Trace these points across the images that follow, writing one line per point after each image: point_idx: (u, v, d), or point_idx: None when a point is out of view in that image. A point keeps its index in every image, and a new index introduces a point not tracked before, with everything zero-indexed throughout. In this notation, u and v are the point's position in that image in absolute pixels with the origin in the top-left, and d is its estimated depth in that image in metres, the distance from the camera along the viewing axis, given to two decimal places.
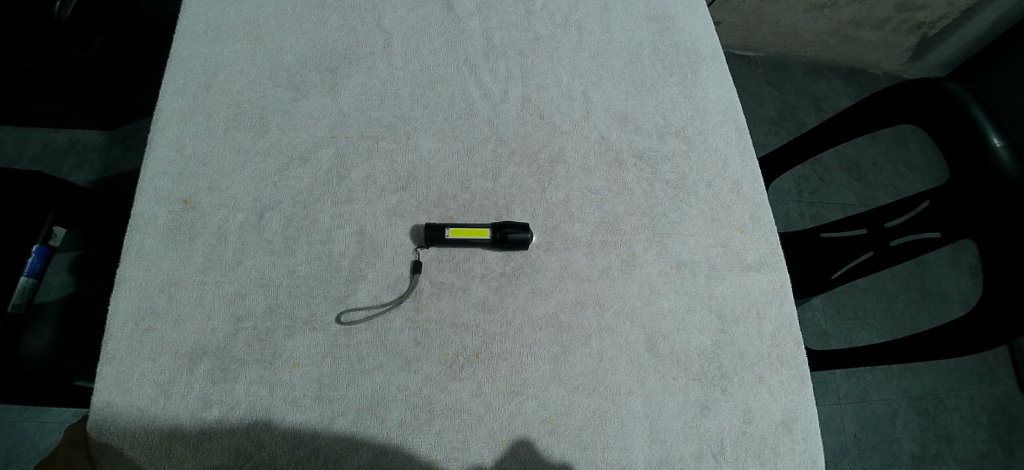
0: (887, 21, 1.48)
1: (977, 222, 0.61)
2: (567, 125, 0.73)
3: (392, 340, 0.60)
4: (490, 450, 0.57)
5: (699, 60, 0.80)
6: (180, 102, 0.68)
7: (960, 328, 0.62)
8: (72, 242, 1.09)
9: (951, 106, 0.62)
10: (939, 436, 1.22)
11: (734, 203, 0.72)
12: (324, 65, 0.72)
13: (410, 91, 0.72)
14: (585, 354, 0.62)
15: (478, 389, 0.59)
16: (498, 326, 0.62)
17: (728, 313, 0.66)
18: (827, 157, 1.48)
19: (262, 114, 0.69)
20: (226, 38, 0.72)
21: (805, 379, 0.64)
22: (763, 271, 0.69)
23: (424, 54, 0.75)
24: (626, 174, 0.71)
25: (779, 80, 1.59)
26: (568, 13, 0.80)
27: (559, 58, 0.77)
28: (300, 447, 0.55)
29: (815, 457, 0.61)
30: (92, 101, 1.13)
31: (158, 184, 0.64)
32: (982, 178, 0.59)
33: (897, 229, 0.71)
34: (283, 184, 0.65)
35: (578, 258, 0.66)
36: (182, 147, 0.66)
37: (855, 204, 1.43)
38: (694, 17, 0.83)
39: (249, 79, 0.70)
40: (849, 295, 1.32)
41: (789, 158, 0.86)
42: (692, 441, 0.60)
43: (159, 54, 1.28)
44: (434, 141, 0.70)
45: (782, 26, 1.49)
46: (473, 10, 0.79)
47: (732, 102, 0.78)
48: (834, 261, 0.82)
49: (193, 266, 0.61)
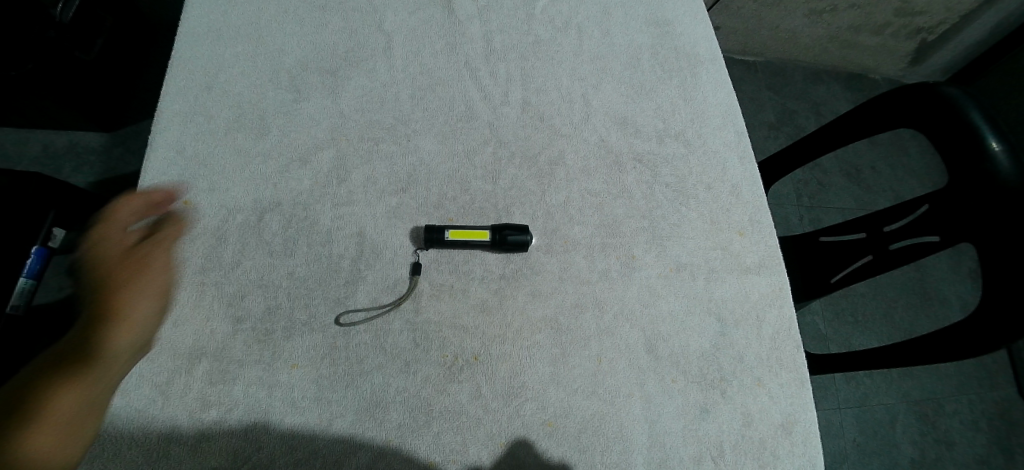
0: (887, 26, 1.49)
1: (976, 226, 0.61)
2: (567, 128, 0.73)
3: (392, 341, 0.60)
4: (488, 452, 0.57)
5: (699, 64, 0.80)
6: (182, 103, 0.68)
7: (960, 333, 0.62)
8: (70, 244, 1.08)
9: (949, 111, 0.63)
10: (939, 441, 1.22)
11: (733, 207, 0.72)
12: (325, 67, 0.73)
13: (411, 93, 0.72)
14: (585, 356, 0.62)
15: (477, 391, 0.59)
16: (497, 328, 0.62)
17: (728, 316, 0.66)
18: (826, 161, 1.48)
19: (263, 116, 0.69)
20: (228, 40, 0.73)
21: (804, 383, 0.64)
22: (762, 274, 0.69)
23: (424, 57, 0.75)
24: (625, 177, 0.72)
25: (778, 84, 1.60)
26: (569, 17, 0.81)
27: (558, 62, 0.77)
28: (299, 448, 0.55)
29: (814, 460, 0.61)
30: (94, 103, 1.13)
31: (160, 184, 0.64)
32: (981, 182, 0.59)
33: (896, 232, 0.71)
34: (283, 186, 0.66)
35: (577, 261, 0.66)
36: (183, 148, 0.66)
37: (855, 208, 1.44)
38: (693, 22, 0.83)
39: (251, 81, 0.71)
40: (848, 299, 1.32)
41: (787, 162, 0.86)
42: (691, 444, 0.60)
43: (160, 57, 1.29)
44: (435, 143, 0.70)
45: (782, 31, 1.49)
46: (474, 14, 0.79)
47: (731, 106, 0.78)
48: (833, 265, 0.82)
49: (192, 268, 0.61)
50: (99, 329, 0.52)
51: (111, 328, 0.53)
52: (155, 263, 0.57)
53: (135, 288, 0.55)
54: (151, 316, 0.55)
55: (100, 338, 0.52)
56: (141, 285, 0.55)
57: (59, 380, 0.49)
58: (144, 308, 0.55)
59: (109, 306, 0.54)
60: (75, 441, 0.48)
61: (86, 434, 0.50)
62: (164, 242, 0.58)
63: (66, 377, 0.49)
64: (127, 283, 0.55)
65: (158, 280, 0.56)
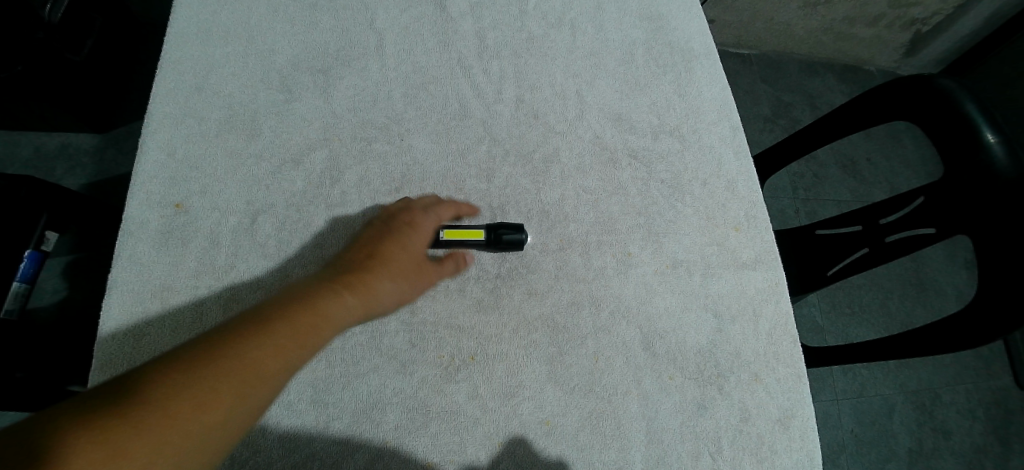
0: (882, 17, 1.49)
1: (973, 218, 0.61)
2: (561, 125, 0.73)
3: (388, 342, 0.60)
4: (486, 452, 0.57)
5: (693, 59, 0.80)
6: (172, 105, 0.68)
7: (957, 325, 0.62)
8: (65, 246, 1.03)
9: (944, 103, 0.62)
10: (936, 431, 1.23)
11: (728, 202, 0.72)
12: (317, 67, 0.72)
13: (404, 92, 0.72)
14: (582, 354, 0.62)
15: (474, 391, 0.59)
16: (493, 327, 0.62)
17: (724, 312, 0.66)
18: (822, 154, 1.48)
19: (254, 116, 0.68)
20: (217, 40, 0.72)
21: (801, 377, 0.64)
22: (759, 269, 0.69)
23: (417, 55, 0.74)
24: (620, 173, 0.71)
25: (773, 77, 1.59)
26: (562, 12, 0.80)
27: (552, 58, 0.77)
28: (296, 451, 0.55)
29: (812, 455, 0.61)
30: (84, 104, 1.12)
31: (151, 188, 0.64)
32: (978, 174, 0.59)
33: (892, 224, 0.71)
34: (276, 187, 0.65)
35: (573, 259, 0.66)
36: (174, 151, 0.66)
37: (850, 200, 1.44)
38: (687, 16, 0.83)
39: (242, 82, 0.70)
40: (845, 291, 1.32)
41: (783, 155, 0.86)
42: (689, 441, 0.60)
43: (150, 56, 1.27)
44: (428, 142, 0.69)
45: (776, 24, 1.49)
46: (466, 10, 0.78)
47: (726, 101, 0.77)
48: (829, 258, 0.82)
49: (186, 271, 0.60)
50: (338, 314, 0.51)
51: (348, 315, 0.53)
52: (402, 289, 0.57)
53: (386, 285, 0.55)
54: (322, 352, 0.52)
55: (332, 324, 0.51)
56: (391, 287, 0.56)
57: (282, 349, 0.46)
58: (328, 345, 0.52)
59: (361, 290, 0.54)
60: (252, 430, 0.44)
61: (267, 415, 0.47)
62: (435, 262, 0.60)
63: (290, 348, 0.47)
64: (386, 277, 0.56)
65: (403, 290, 0.57)
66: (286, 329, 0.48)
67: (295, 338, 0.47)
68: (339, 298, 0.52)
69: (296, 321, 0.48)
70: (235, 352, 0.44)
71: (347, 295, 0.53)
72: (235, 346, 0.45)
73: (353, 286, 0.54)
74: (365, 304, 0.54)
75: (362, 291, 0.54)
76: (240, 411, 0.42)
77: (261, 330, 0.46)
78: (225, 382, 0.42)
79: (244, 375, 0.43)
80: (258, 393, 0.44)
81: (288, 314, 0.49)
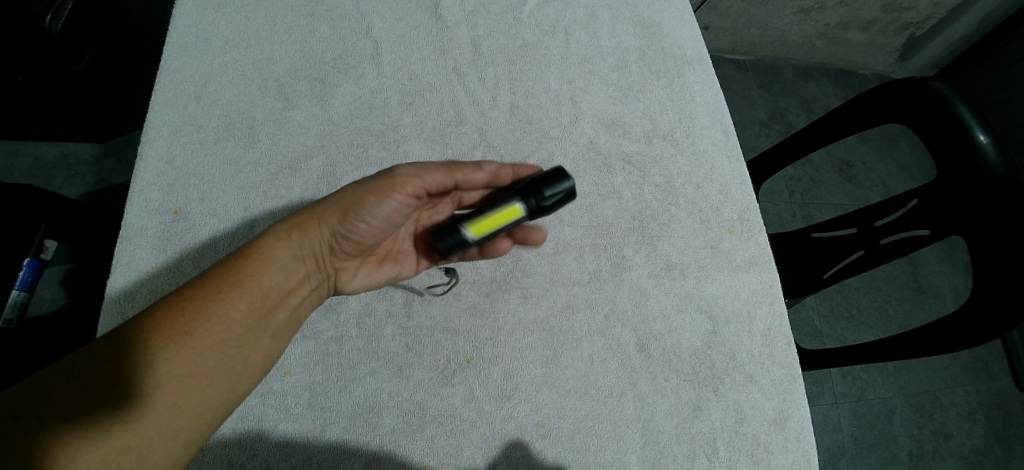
0: (875, 23, 1.50)
1: (967, 219, 0.62)
2: (556, 131, 0.74)
3: (384, 347, 0.60)
4: (482, 455, 0.57)
5: (686, 64, 0.81)
6: (171, 113, 0.69)
7: (953, 325, 0.63)
8: (64, 255, 1.04)
9: (933, 105, 0.64)
10: (936, 434, 1.23)
11: (722, 205, 0.73)
12: (314, 75, 0.73)
13: (399, 99, 0.73)
14: (576, 357, 0.62)
15: (470, 394, 0.59)
16: (488, 331, 0.62)
17: (718, 314, 0.67)
18: (817, 158, 1.49)
19: (252, 124, 0.69)
20: (216, 49, 0.73)
21: (796, 378, 0.65)
22: (753, 271, 0.69)
23: (413, 63, 0.75)
24: (614, 178, 0.72)
25: (768, 82, 1.61)
26: (556, 20, 0.81)
27: (547, 65, 0.78)
28: (293, 455, 0.55)
29: (808, 456, 0.61)
30: (84, 116, 1.13)
31: (149, 195, 0.64)
32: (970, 175, 0.60)
33: (887, 226, 0.72)
34: (273, 194, 0.66)
35: (568, 262, 0.67)
36: (172, 158, 0.66)
37: (846, 203, 1.45)
38: (680, 22, 0.84)
39: (239, 90, 0.71)
40: (842, 294, 1.33)
41: (777, 160, 0.86)
42: (684, 442, 0.60)
43: (148, 66, 1.27)
44: (423, 148, 0.70)
45: (771, 29, 1.50)
46: (461, 18, 0.79)
47: (719, 105, 0.79)
48: (824, 261, 0.82)
49: (182, 277, 0.61)
50: (274, 252, 0.52)
51: (288, 252, 0.53)
52: (341, 212, 0.53)
53: (327, 216, 0.54)
54: (279, 285, 0.52)
55: (270, 267, 0.52)
56: (349, 209, 0.53)
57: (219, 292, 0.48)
58: (280, 280, 0.52)
59: (297, 225, 0.54)
60: (218, 395, 0.47)
61: (239, 356, 0.48)
62: (409, 168, 0.55)
63: (229, 291, 0.49)
64: (334, 201, 0.54)
65: (370, 208, 0.54)
66: (214, 284, 0.49)
67: (220, 287, 0.49)
68: (271, 238, 0.53)
69: (226, 265, 0.50)
70: (164, 315, 0.46)
71: (281, 232, 0.53)
72: (162, 310, 0.46)
73: (293, 225, 0.54)
74: (307, 236, 0.54)
75: (302, 228, 0.53)
76: (182, 342, 0.45)
77: (189, 289, 0.48)
78: (158, 336, 0.45)
79: (186, 315, 0.46)
80: (199, 351, 0.46)
81: (228, 265, 0.51)
